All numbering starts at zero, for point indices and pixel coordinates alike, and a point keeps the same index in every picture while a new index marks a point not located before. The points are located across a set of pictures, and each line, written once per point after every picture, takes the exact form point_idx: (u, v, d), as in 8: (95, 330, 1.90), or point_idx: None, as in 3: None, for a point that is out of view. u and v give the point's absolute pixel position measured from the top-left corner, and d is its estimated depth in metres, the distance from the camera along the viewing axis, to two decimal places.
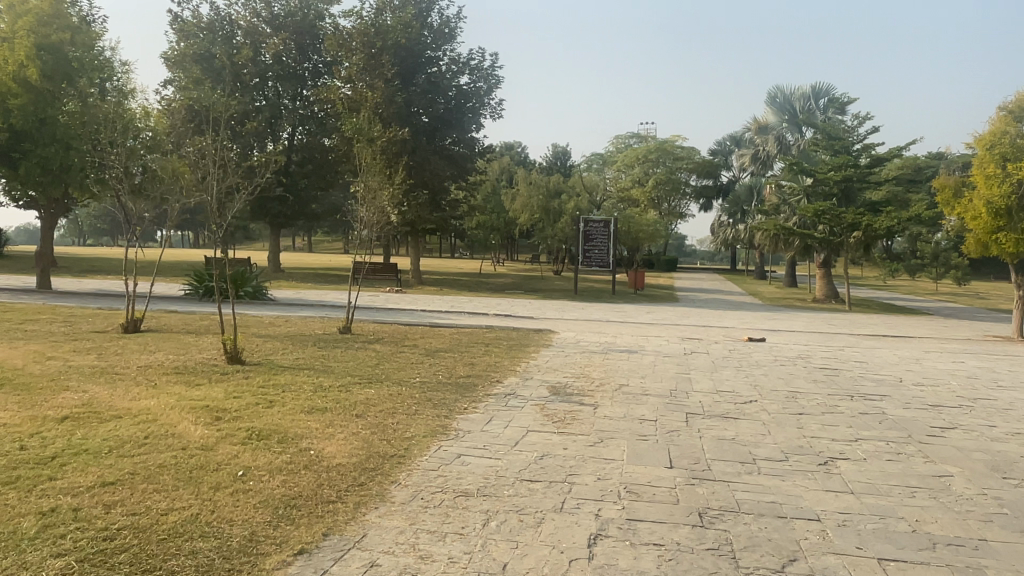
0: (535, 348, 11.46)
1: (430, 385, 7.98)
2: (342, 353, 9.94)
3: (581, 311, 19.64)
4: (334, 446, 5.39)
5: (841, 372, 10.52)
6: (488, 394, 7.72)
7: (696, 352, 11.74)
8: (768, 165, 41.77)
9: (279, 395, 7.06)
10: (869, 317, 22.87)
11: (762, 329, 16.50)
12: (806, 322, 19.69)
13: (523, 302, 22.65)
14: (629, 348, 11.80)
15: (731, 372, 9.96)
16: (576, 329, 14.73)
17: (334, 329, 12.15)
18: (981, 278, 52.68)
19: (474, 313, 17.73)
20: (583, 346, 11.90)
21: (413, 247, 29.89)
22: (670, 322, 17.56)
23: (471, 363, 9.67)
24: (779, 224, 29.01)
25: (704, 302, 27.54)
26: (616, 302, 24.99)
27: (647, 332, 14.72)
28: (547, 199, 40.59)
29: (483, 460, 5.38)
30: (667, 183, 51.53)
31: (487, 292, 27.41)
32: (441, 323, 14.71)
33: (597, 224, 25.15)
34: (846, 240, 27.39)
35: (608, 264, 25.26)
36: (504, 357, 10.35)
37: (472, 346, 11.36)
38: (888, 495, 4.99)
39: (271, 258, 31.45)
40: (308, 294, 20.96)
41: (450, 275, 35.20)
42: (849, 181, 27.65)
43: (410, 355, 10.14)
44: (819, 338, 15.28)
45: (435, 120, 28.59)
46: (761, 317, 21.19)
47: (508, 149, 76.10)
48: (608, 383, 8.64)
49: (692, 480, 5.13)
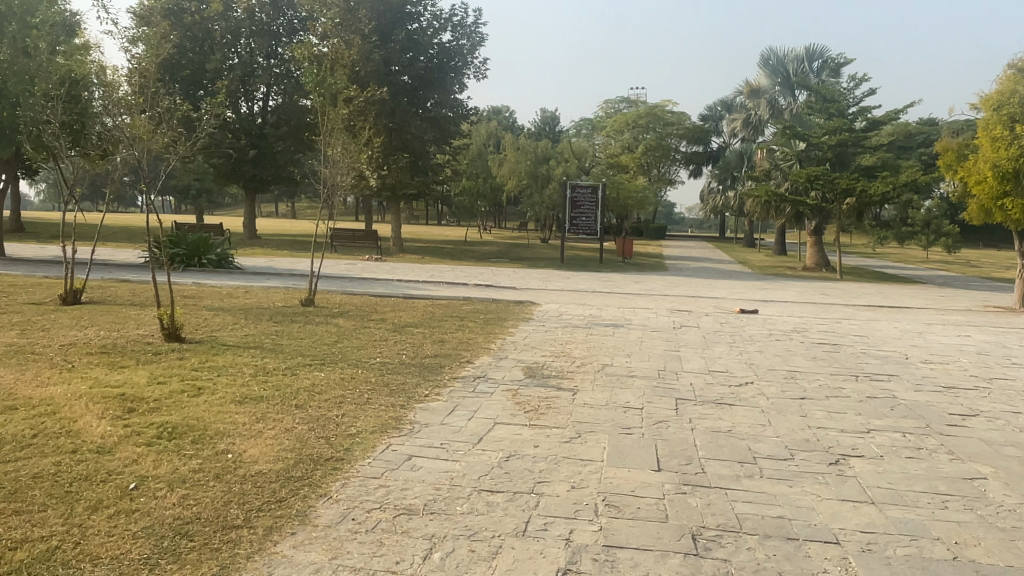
0: (513, 321, 10.59)
1: (389, 367, 7.08)
2: (299, 328, 9.02)
3: (565, 281, 18.78)
4: (257, 449, 4.52)
5: (842, 347, 9.73)
6: (453, 377, 6.83)
7: (686, 326, 10.90)
8: (760, 130, 40.72)
9: (212, 381, 6.16)
10: (864, 286, 22.14)
11: (754, 300, 15.71)
12: (799, 292, 18.93)
13: (506, 271, 21.76)
14: (614, 322, 10.95)
15: (724, 349, 9.13)
16: (558, 300, 13.87)
17: (295, 301, 11.21)
18: (971, 246, 52.19)
19: (452, 283, 16.83)
20: (565, 320, 11.04)
21: (394, 213, 28.82)
22: (659, 292, 16.73)
23: (440, 340, 8.76)
24: (770, 190, 28.10)
25: (694, 271, 26.76)
26: (603, 271, 24.15)
27: (635, 303, 13.89)
28: (534, 165, 39.49)
29: (436, 464, 4.52)
30: (657, 149, 50.43)
31: (470, 260, 26.51)
32: (414, 294, 13.78)
33: (585, 189, 24.21)
34: (840, 207, 26.55)
35: (595, 232, 24.35)
36: (478, 332, 9.46)
37: (445, 319, 10.46)
38: (916, 506, 4.17)
39: (246, 224, 30.29)
40: (280, 262, 19.96)
41: (433, 242, 34.16)
42: (844, 146, 26.73)
43: (374, 331, 9.23)
44: (814, 309, 14.51)
45: (416, 81, 27.40)
46: (752, 286, 20.41)
47: (495, 113, 74.55)
48: (589, 363, 7.79)
49: (684, 488, 4.29)
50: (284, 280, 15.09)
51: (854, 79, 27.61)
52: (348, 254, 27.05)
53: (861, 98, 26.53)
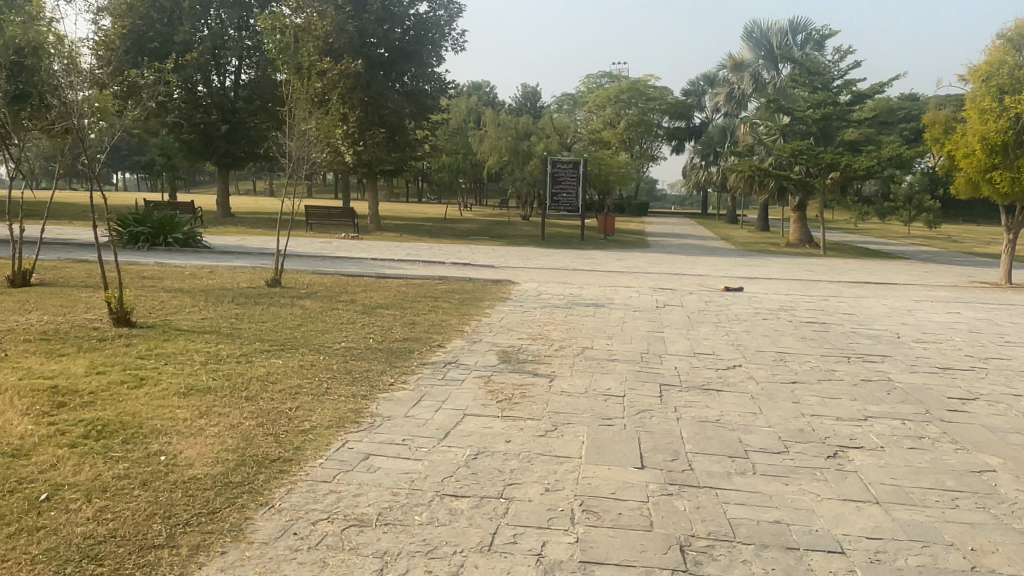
0: (490, 302, 10.11)
1: (354, 353, 6.59)
2: (260, 311, 8.48)
3: (546, 259, 18.31)
4: (194, 451, 4.03)
5: (832, 327, 9.35)
6: (422, 363, 6.36)
7: (670, 305, 10.49)
8: (743, 105, 40.25)
9: (156, 370, 5.65)
10: (847, 262, 21.90)
11: (738, 278, 15.36)
12: (783, 269, 18.61)
13: (486, 249, 21.26)
14: (596, 302, 10.50)
15: (711, 329, 8.72)
16: (538, 279, 13.40)
17: (261, 282, 10.64)
18: (952, 221, 52.34)
19: (429, 261, 16.29)
20: (545, 300, 10.58)
21: (371, 189, 28.12)
22: (641, 270, 16.32)
23: (411, 323, 8.26)
24: (754, 165, 27.72)
25: (677, 248, 26.39)
26: (585, 248, 23.70)
27: (617, 282, 13.45)
28: (515, 140, 38.80)
29: (396, 463, 4.07)
30: (640, 125, 49.85)
31: (450, 238, 25.93)
32: (388, 273, 13.25)
33: (566, 165, 23.68)
34: (823, 182, 26.25)
35: (576, 209, 23.86)
36: (452, 314, 8.98)
37: (418, 300, 9.97)
38: (925, 507, 3.79)
39: (219, 202, 29.45)
40: (251, 241, 19.31)
41: (412, 220, 33.49)
42: (828, 120, 26.37)
43: (342, 313, 8.73)
44: (800, 286, 14.17)
45: (393, 53, 26.58)
46: (736, 263, 20.06)
47: (476, 88, 73.47)
48: (568, 346, 7.35)
49: (670, 488, 3.88)
50: (252, 260, 14.44)
51: (839, 51, 27.17)
52: (325, 232, 26.35)
53: (847, 71, 26.11)
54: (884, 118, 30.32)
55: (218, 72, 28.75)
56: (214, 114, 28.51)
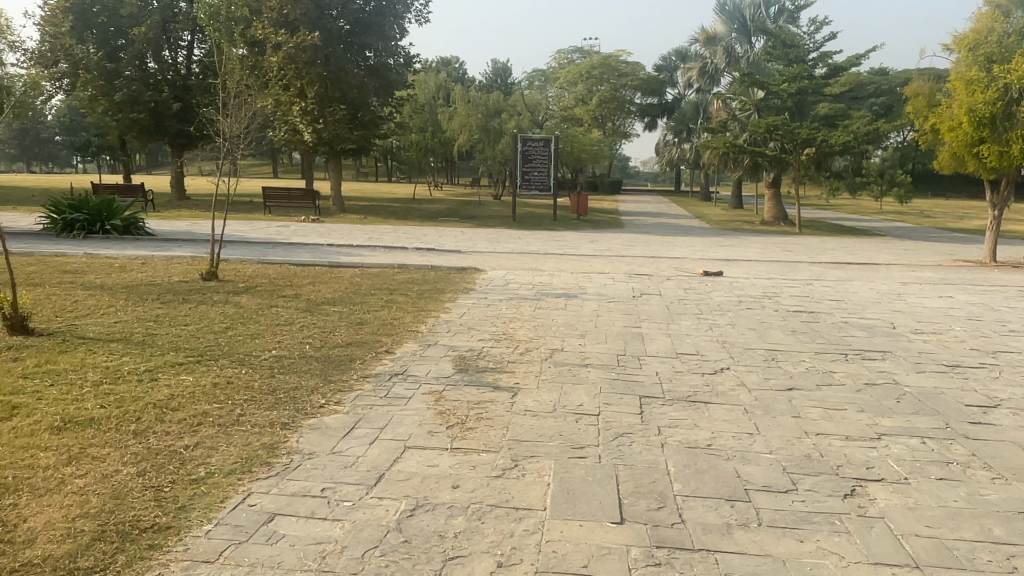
0: (450, 294, 9.18)
1: (284, 365, 5.65)
2: (186, 312, 7.50)
3: (515, 241, 17.42)
4: (41, 518, 3.11)
5: (821, 316, 8.59)
6: (363, 376, 5.43)
7: (648, 294, 9.67)
8: (716, 80, 39.45)
9: (36, 394, 4.67)
10: (825, 240, 21.31)
11: (717, 260, 14.61)
12: (761, 248, 17.91)
13: (453, 231, 20.30)
14: (567, 291, 9.63)
15: (693, 322, 7.90)
16: (505, 265, 12.50)
17: (196, 275, 9.61)
18: (923, 196, 52.41)
19: (390, 246, 15.31)
20: (511, 289, 9.70)
21: (333, 170, 26.88)
22: (615, 252, 15.50)
23: (359, 321, 7.32)
24: (729, 141, 26.95)
25: (651, 227, 25.62)
26: (556, 228, 22.84)
27: (589, 267, 12.60)
28: (485, 118, 37.67)
29: (307, 526, 3.18)
30: (612, 101, 48.86)
31: (416, 220, 24.90)
32: (343, 261, 12.25)
33: (536, 142, 22.69)
34: (798, 158, 25.60)
35: (548, 187, 22.93)
36: (407, 311, 8.03)
37: (371, 294, 9.00)
38: (975, 572, 2.99)
39: (174, 184, 28.06)
40: (201, 225, 18.14)
41: (379, 201, 32.31)
42: (804, 93, 25.54)
43: (283, 312, 7.74)
44: (782, 269, 13.43)
45: (354, 25, 25.14)
46: (712, 243, 19.35)
47: (445, 65, 71.86)
48: (534, 348, 6.46)
49: (656, 554, 3.04)
50: (194, 247, 13.30)
51: (815, 22, 26.38)
52: (284, 215, 25.13)
53: (822, 43, 25.39)
54: (859, 93, 29.68)
55: (169, 48, 27.18)
56: (166, 92, 26.98)
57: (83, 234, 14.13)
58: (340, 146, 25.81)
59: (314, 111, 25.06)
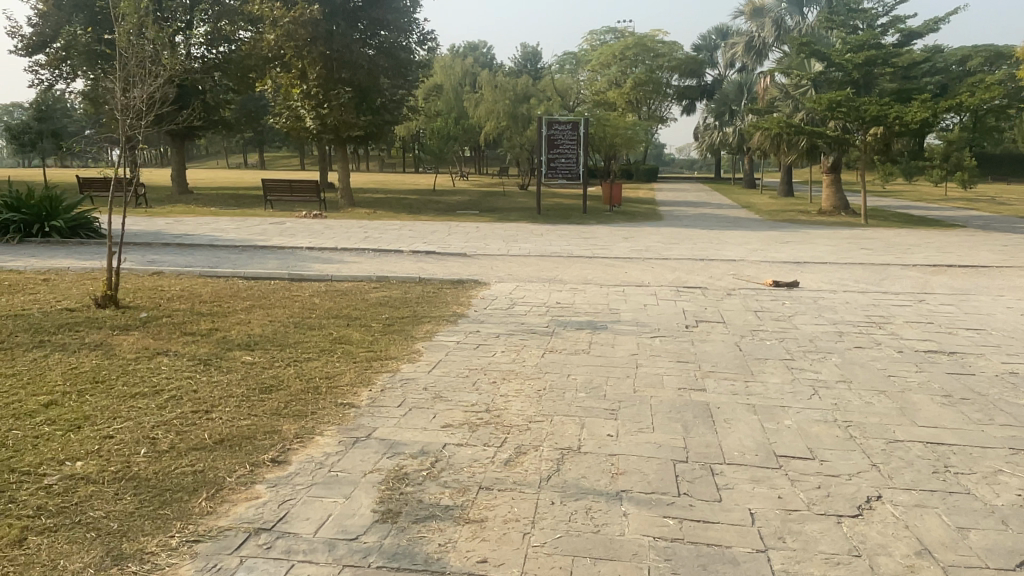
0: (429, 325, 6.65)
1: (62, 506, 3.10)
2: (15, 369, 4.98)
3: (536, 240, 14.81)
4: None
5: (970, 363, 5.82)
6: (191, 542, 2.84)
7: (708, 322, 6.97)
8: (764, 57, 36.09)
9: None
10: (903, 234, 18.30)
11: (785, 264, 11.84)
12: (830, 246, 15.08)
13: (469, 228, 17.73)
14: (593, 319, 6.97)
15: (783, 380, 5.17)
16: (519, 275, 9.89)
17: (90, 298, 7.14)
18: (986, 180, 48.52)
19: (385, 247, 12.82)
20: (515, 317, 7.03)
21: (341, 160, 24.44)
22: (655, 254, 12.80)
23: (267, 385, 4.72)
24: (783, 120, 23.90)
25: (695, 219, 22.76)
26: (587, 223, 20.18)
27: (624, 278, 9.92)
28: (514, 104, 34.98)
29: None
30: (648, 83, 45.67)
31: (432, 214, 22.40)
32: (312, 271, 9.79)
33: (564, 126, 19.95)
34: (863, 139, 22.58)
35: (577, 176, 20.17)
36: (353, 359, 5.45)
37: (319, 326, 6.48)
38: None
39: (175, 179, 26.14)
40: (179, 227, 15.81)
41: (393, 193, 29.94)
42: (872, 65, 22.23)
43: (165, 364, 5.19)
44: (872, 276, 10.63)
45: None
46: (768, 238, 16.54)
47: (472, 50, 69.34)
48: (534, 446, 3.81)
49: None
50: (138, 253, 10.99)
51: None
52: (287, 209, 22.90)
53: (893, 6, 22.12)
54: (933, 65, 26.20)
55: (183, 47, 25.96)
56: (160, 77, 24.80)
57: (19, 238, 11.84)
58: (346, 133, 23.08)
59: (318, 94, 22.57)
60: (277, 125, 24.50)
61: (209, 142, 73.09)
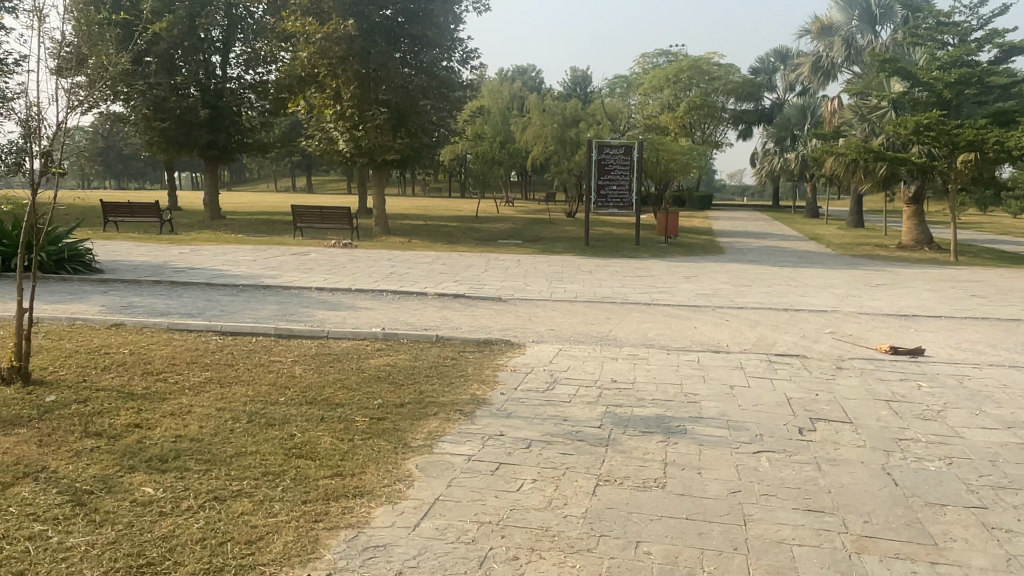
0: (437, 421, 4.75)
1: None
2: None
3: (584, 280, 12.86)
4: None
5: None
6: None
7: (828, 424, 4.93)
8: (832, 78, 33.63)
9: None
10: (1011, 276, 15.81)
11: (890, 319, 9.64)
12: (930, 291, 12.84)
13: (509, 262, 15.87)
14: (665, 414, 4.99)
15: (994, 566, 3.12)
16: (561, 331, 8.00)
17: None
18: None
19: (408, 287, 11.09)
20: (556, 408, 5.08)
21: (376, 185, 22.93)
22: (725, 300, 10.79)
23: (137, 567, 2.86)
24: (860, 145, 21.58)
25: (760, 253, 20.59)
26: (640, 256, 18.24)
27: (693, 336, 7.95)
28: (562, 128, 33.20)
29: None
30: (703, 107, 43.55)
31: (471, 244, 20.64)
32: (310, 323, 7.96)
33: (616, 150, 18.04)
34: (953, 166, 20.07)
35: (629, 205, 18.16)
36: (302, 496, 3.56)
37: (282, 424, 4.63)
38: None
39: (207, 203, 25.07)
40: (188, 259, 14.36)
41: (433, 219, 28.43)
42: (966, 83, 19.74)
43: (17, 503, 3.41)
44: (1011, 340, 8.41)
45: (403, 15, 20.85)
46: (852, 279, 14.36)
47: (521, 73, 68.34)
48: None
49: None
50: (116, 295, 9.37)
51: None
52: (317, 237, 21.46)
53: (990, 19, 19.65)
54: None
55: (219, 67, 24.99)
56: (192, 98, 23.99)
57: None
58: (381, 157, 21.55)
59: (353, 115, 21.20)
60: (309, 148, 23.31)
61: (258, 165, 73.61)
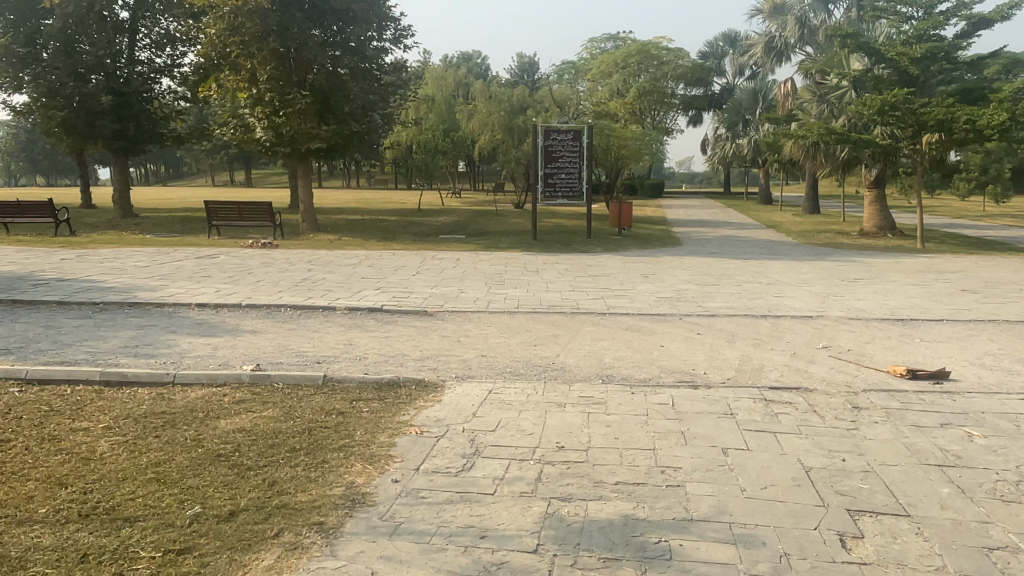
0: (267, 553, 2.95)
1: None
2: None
3: (528, 282, 11.12)
4: None
5: None
6: None
7: (877, 523, 3.29)
8: (786, 59, 32.55)
9: None
10: (990, 264, 14.67)
11: (887, 325, 8.14)
12: (914, 286, 11.48)
13: (446, 261, 14.03)
14: (635, 517, 3.28)
15: None
16: (495, 359, 6.25)
17: None
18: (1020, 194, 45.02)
19: (317, 299, 9.20)
20: (471, 511, 3.33)
21: (303, 177, 20.90)
22: (694, 306, 9.17)
23: None
24: (821, 126, 20.23)
25: (719, 244, 19.18)
26: (592, 250, 16.61)
27: (662, 361, 6.27)
28: (510, 115, 31.61)
29: None
30: (653, 93, 42.37)
31: (408, 240, 18.77)
32: (161, 358, 6.01)
33: (564, 135, 16.34)
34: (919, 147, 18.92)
35: (578, 194, 16.54)
36: None
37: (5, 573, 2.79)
38: None
39: (117, 201, 22.60)
40: (66, 268, 12.17)
41: (371, 213, 26.46)
42: (932, 58, 18.64)
43: None
44: None
45: None
46: (827, 273, 12.96)
47: (466, 60, 66.47)
48: None
49: None
50: None
51: None
52: (236, 236, 19.32)
53: None
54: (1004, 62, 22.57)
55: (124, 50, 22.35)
56: (94, 83, 21.28)
57: None
58: (304, 146, 19.46)
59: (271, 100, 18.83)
60: (225, 136, 21.34)
61: (193, 157, 69.97)
